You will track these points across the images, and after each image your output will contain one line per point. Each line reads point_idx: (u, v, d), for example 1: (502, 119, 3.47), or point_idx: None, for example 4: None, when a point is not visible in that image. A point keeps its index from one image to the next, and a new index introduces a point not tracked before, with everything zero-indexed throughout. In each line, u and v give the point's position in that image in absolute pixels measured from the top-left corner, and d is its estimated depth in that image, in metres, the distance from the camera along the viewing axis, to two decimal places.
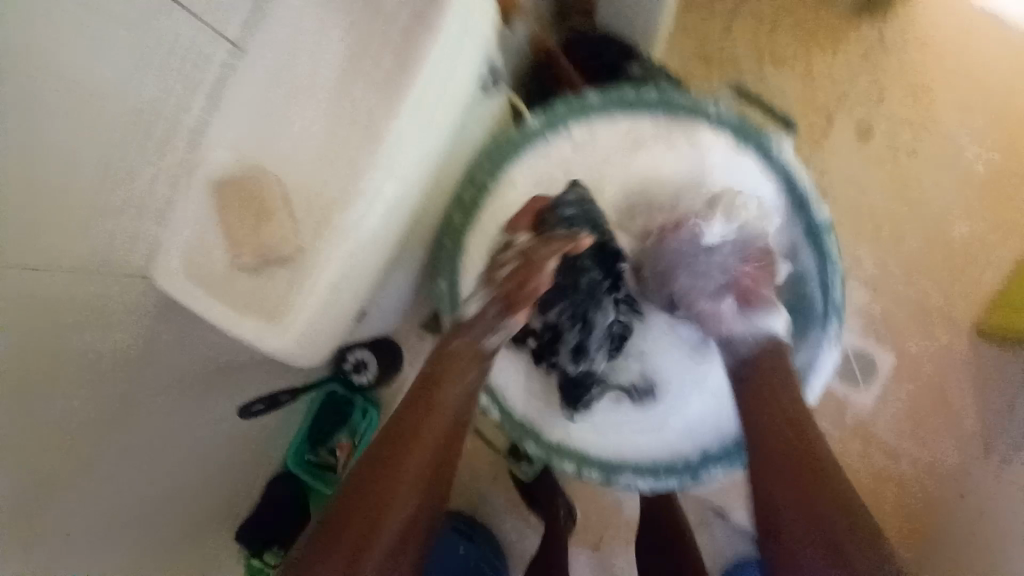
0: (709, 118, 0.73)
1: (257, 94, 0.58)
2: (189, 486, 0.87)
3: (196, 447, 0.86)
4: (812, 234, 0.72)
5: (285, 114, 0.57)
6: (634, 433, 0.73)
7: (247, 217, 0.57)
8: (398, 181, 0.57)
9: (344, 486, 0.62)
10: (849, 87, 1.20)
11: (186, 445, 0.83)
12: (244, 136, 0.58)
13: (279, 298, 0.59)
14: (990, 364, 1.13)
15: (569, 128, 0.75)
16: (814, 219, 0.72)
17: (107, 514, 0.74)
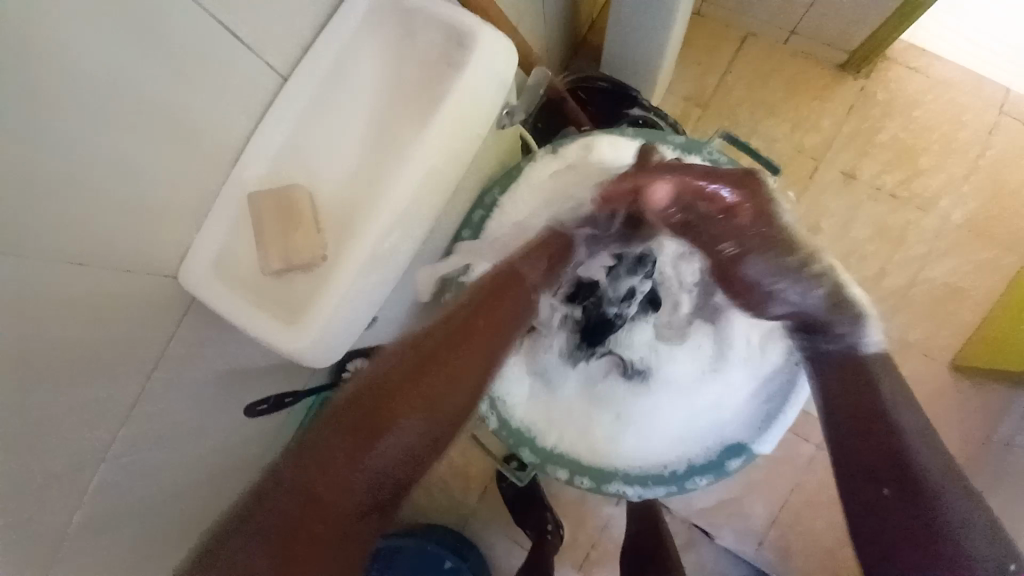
0: (703, 156, 0.79)
1: (300, 116, 0.64)
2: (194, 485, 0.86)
3: (203, 449, 0.84)
4: None
5: (326, 141, 0.66)
6: (622, 441, 0.77)
7: (280, 224, 0.61)
8: (420, 199, 0.62)
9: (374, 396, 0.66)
10: (837, 133, 1.29)
11: (194, 444, 0.82)
12: (283, 153, 0.64)
13: (300, 304, 0.64)
14: (967, 398, 1.19)
15: (572, 158, 0.81)
16: None
17: (109, 511, 0.72)
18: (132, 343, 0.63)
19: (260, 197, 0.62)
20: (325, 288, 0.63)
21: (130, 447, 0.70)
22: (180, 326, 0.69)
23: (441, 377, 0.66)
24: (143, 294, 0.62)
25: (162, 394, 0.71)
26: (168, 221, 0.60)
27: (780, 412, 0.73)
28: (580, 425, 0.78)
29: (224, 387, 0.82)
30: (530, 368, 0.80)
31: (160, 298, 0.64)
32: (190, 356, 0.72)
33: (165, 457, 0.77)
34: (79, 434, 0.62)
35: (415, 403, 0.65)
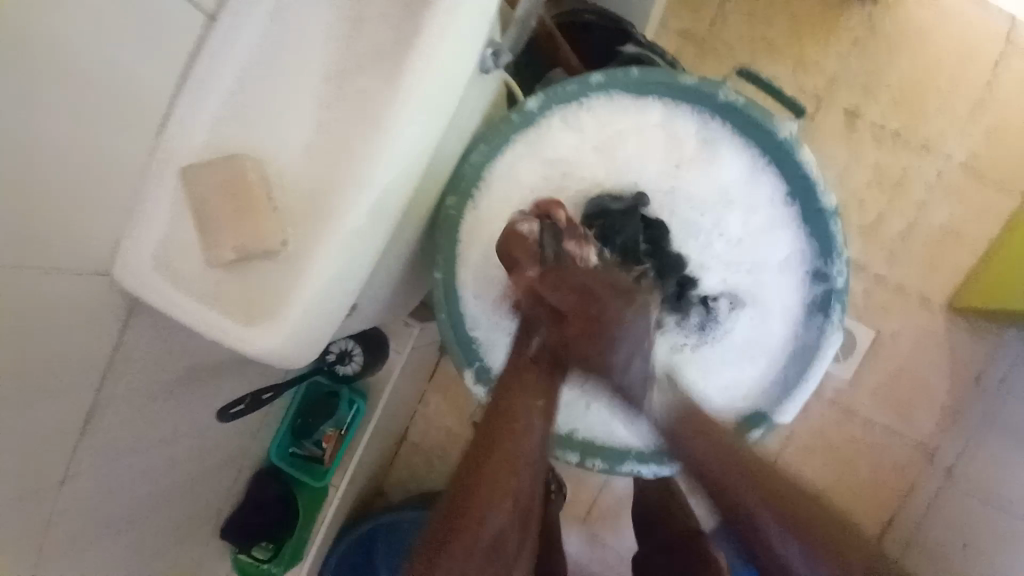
0: (719, 100, 0.68)
1: (236, 77, 0.53)
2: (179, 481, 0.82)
3: (180, 443, 0.77)
4: (815, 281, 0.70)
5: (268, 97, 0.53)
6: (633, 421, 0.72)
7: (227, 207, 0.50)
8: (398, 167, 0.52)
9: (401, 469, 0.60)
10: (841, 68, 1.19)
11: (164, 442, 0.74)
12: (218, 119, 0.53)
13: (259, 304, 0.53)
14: (966, 339, 1.16)
15: (565, 110, 0.71)
16: (827, 268, 0.68)
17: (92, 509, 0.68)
18: (68, 355, 0.55)
19: (199, 174, 0.50)
20: (293, 282, 0.52)
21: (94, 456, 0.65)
22: (126, 332, 0.61)
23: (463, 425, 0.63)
24: (76, 302, 0.54)
25: (127, 396, 0.64)
26: (85, 212, 0.51)
27: (801, 380, 0.69)
28: (594, 408, 0.74)
29: (206, 376, 0.76)
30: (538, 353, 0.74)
31: (98, 300, 0.56)
32: (153, 355, 0.66)
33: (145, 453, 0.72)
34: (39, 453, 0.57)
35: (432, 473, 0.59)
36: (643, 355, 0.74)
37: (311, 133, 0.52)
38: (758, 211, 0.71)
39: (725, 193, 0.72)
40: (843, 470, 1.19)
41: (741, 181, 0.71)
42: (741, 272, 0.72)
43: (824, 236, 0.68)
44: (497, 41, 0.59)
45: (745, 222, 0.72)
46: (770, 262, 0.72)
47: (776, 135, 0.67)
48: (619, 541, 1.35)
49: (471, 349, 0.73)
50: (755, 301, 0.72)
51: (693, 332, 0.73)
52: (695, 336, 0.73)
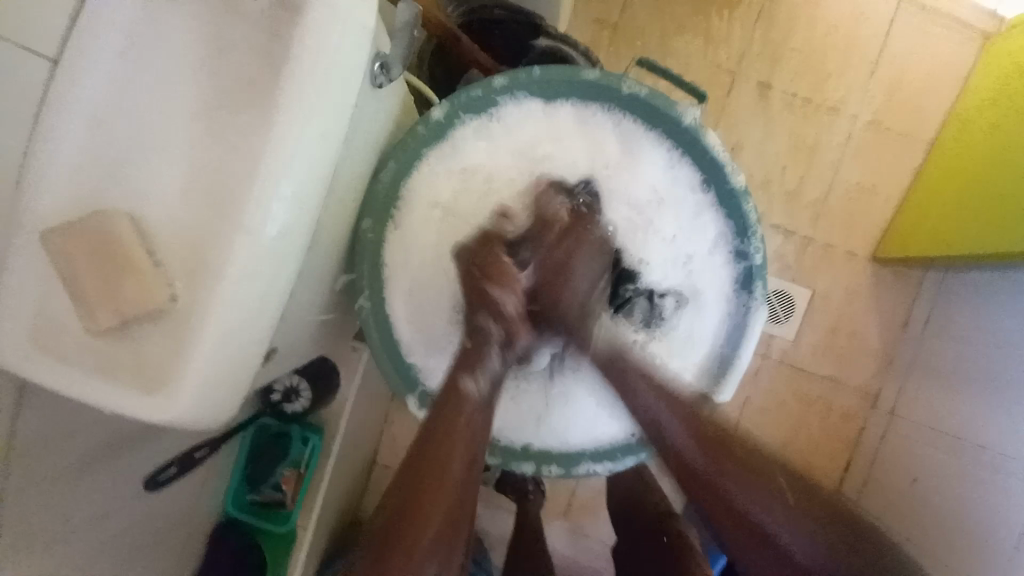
0: (622, 93, 0.69)
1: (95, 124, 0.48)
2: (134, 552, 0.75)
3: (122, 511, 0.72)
4: (741, 261, 0.71)
5: (136, 142, 0.49)
6: (586, 425, 0.72)
7: (101, 269, 0.46)
8: (290, 202, 0.48)
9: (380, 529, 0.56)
10: (747, 43, 1.23)
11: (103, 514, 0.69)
12: (78, 173, 0.48)
13: (157, 367, 0.49)
14: (892, 286, 1.24)
15: (473, 117, 0.70)
16: (747, 248, 0.70)
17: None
18: None
19: (59, 237, 0.46)
20: (187, 341, 0.48)
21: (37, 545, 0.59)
22: (17, 424, 0.54)
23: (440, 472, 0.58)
24: None
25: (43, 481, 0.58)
26: None
27: (735, 357, 0.71)
28: (547, 417, 0.72)
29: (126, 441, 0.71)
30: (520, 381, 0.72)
31: None
32: (61, 429, 0.60)
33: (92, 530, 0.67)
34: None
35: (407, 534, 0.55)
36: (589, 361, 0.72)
37: (190, 178, 0.49)
38: (681, 200, 0.72)
39: (649, 187, 0.72)
40: (797, 424, 1.25)
41: (659, 171, 0.72)
42: (677, 260, 0.72)
43: (739, 216, 0.70)
44: (385, 55, 0.57)
45: (671, 214, 0.72)
46: (699, 246, 0.72)
47: (679, 124, 0.69)
48: (601, 528, 1.35)
49: (411, 375, 0.70)
50: (693, 287, 0.73)
51: (642, 327, 0.73)
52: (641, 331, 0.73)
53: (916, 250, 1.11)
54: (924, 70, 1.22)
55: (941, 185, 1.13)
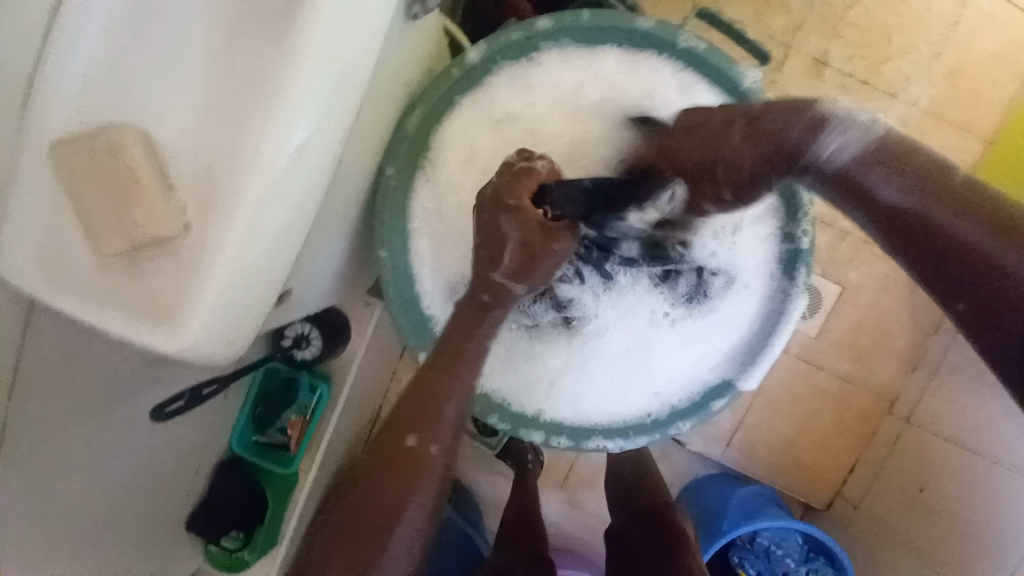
0: (677, 48, 0.64)
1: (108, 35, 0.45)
2: (137, 477, 0.77)
3: (129, 438, 0.73)
4: (787, 251, 0.67)
5: (149, 58, 0.46)
6: (603, 398, 0.70)
7: (111, 188, 0.44)
8: (312, 129, 0.45)
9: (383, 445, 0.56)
10: (807, 12, 1.12)
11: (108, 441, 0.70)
12: (86, 83, 0.45)
13: (164, 298, 0.47)
14: None
15: (511, 62, 0.64)
16: (795, 234, 0.65)
17: (46, 512, 0.64)
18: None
19: (68, 155, 0.44)
20: (196, 274, 0.45)
21: (37, 463, 0.60)
22: (27, 343, 0.55)
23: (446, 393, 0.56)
24: None
25: (48, 401, 0.59)
26: None
27: (766, 344, 0.68)
28: (563, 385, 0.70)
29: (147, 376, 0.71)
30: (540, 342, 0.71)
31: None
32: (75, 357, 0.60)
33: (90, 453, 0.67)
34: None
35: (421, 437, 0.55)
36: (612, 331, 0.70)
37: (207, 98, 0.45)
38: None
39: None
40: (807, 421, 1.18)
41: None
42: (723, 238, 0.68)
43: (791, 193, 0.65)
44: None
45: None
46: (742, 225, 0.68)
47: (736, 85, 0.63)
48: (599, 504, 1.31)
49: (424, 331, 0.67)
50: (734, 267, 0.69)
51: (679, 303, 0.69)
52: (673, 308, 0.69)
53: None
54: (993, 61, 1.12)
55: (1004, 182, 1.04)
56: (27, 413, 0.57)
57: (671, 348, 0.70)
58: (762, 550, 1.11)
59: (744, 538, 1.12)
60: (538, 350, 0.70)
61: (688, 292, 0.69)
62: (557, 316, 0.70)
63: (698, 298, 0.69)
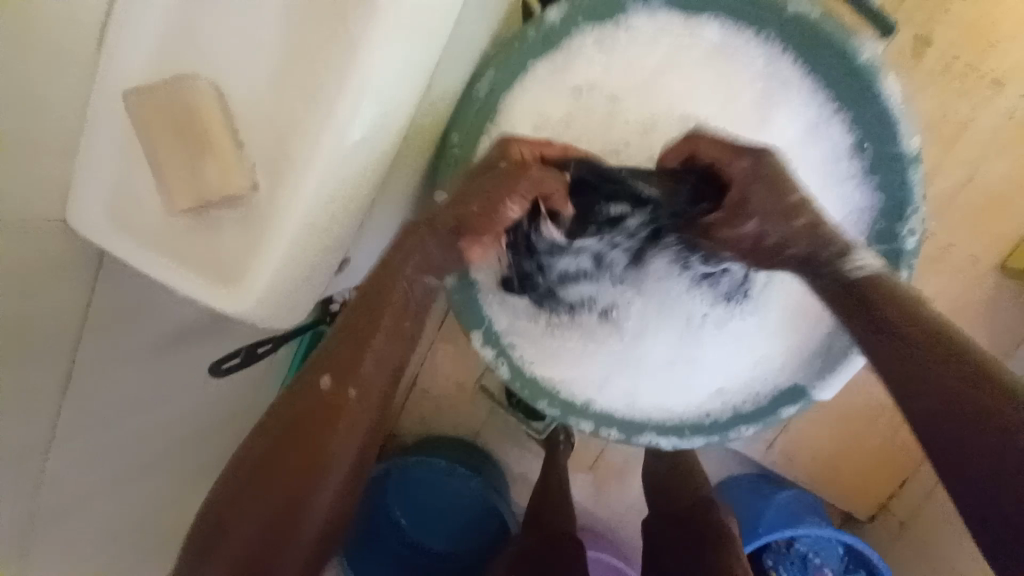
0: (785, 13, 0.56)
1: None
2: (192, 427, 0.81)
3: (181, 392, 0.75)
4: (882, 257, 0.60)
5: (213, 9, 0.43)
6: (658, 394, 0.67)
7: (179, 145, 0.44)
8: (387, 88, 0.42)
9: (311, 393, 0.48)
10: None
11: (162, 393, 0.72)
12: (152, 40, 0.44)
13: (230, 257, 0.46)
14: None
15: (590, 27, 0.59)
16: (894, 242, 0.57)
17: (99, 452, 0.69)
18: (44, 317, 0.55)
19: (138, 102, 0.44)
20: (265, 236, 0.44)
21: (92, 409, 0.65)
22: (95, 292, 0.58)
23: (382, 335, 0.50)
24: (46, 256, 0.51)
25: (110, 349, 0.63)
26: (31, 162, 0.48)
27: (845, 349, 0.62)
28: (613, 377, 0.67)
29: (193, 333, 0.69)
30: (584, 332, 0.67)
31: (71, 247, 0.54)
32: (136, 309, 0.62)
33: (143, 403, 0.70)
34: (27, 401, 0.57)
35: (352, 375, 0.49)
36: (658, 329, 0.66)
37: (275, 51, 0.43)
38: (827, 162, 0.59)
39: (795, 139, 0.60)
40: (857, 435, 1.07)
41: (805, 121, 0.59)
42: None
43: (897, 189, 0.57)
44: None
45: (812, 178, 0.60)
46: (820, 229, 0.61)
47: (850, 60, 0.55)
48: (627, 492, 1.28)
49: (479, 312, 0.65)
50: None
51: (719, 305, 0.64)
52: (723, 309, 0.64)
53: None
54: None
55: None
56: (91, 358, 0.62)
57: (721, 346, 0.66)
58: (799, 555, 1.07)
59: (780, 542, 1.08)
60: (585, 338, 0.67)
61: (744, 288, 0.63)
62: (591, 311, 0.66)
63: (757, 294, 0.64)
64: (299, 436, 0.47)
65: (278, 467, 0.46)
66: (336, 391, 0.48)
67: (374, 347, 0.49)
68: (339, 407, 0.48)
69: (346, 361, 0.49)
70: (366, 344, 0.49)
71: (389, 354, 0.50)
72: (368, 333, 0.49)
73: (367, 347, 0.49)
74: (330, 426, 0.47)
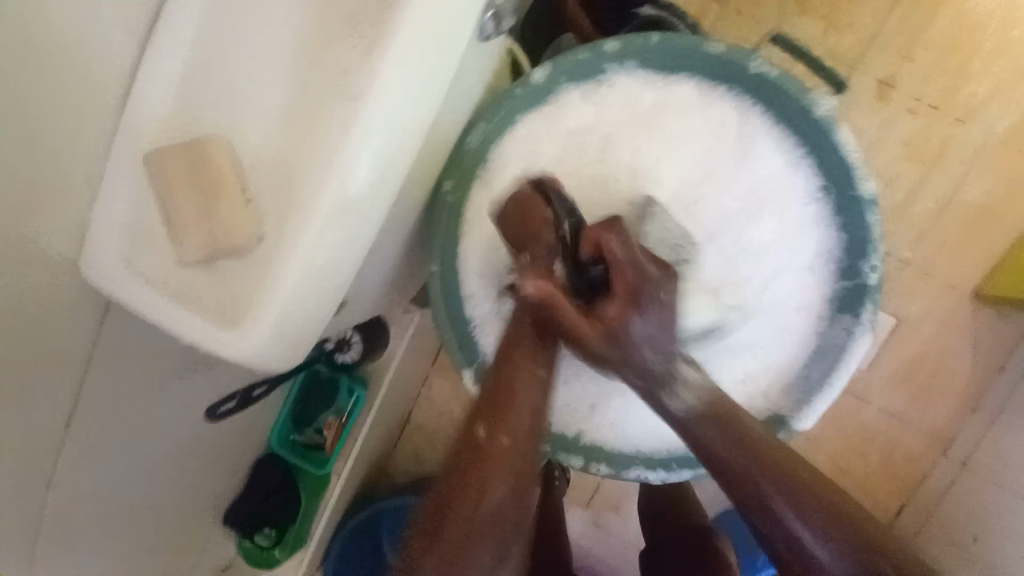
0: (748, 72, 0.61)
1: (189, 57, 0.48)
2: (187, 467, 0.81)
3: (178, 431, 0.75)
4: (853, 293, 0.63)
5: (230, 76, 0.48)
6: (645, 428, 0.68)
7: (192, 199, 0.47)
8: (387, 145, 0.46)
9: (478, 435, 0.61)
10: (881, 26, 1.01)
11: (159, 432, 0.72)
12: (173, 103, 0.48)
13: (236, 301, 0.48)
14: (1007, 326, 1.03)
15: (572, 84, 0.64)
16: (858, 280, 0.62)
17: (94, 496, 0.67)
18: (48, 362, 0.55)
19: (159, 157, 0.47)
20: (271, 281, 0.47)
21: (91, 451, 0.64)
22: (101, 335, 0.59)
23: (526, 382, 0.61)
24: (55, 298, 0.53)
25: (112, 391, 0.63)
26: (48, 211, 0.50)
27: (824, 384, 0.64)
28: (603, 412, 0.69)
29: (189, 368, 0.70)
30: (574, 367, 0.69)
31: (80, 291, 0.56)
32: (138, 350, 0.63)
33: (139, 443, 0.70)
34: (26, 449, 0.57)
35: (509, 417, 0.61)
36: None
37: (286, 115, 0.47)
38: (795, 206, 0.64)
39: (764, 185, 0.64)
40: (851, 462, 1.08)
41: (771, 168, 0.64)
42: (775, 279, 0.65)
43: (858, 228, 0.62)
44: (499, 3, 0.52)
45: (781, 221, 0.64)
46: (792, 268, 0.65)
47: (808, 113, 0.61)
48: (625, 527, 1.27)
49: (470, 348, 0.68)
50: (786, 305, 0.65)
51: None
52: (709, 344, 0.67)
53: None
54: None
55: None
56: (94, 401, 0.62)
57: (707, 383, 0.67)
58: None
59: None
60: (574, 376, 0.69)
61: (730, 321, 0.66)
62: None
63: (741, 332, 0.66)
64: (470, 472, 0.60)
65: (466, 498, 0.59)
66: (496, 429, 0.61)
67: (526, 396, 0.61)
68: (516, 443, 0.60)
69: (500, 408, 0.61)
70: (506, 389, 0.61)
71: (534, 396, 0.61)
72: (513, 384, 0.61)
73: (513, 395, 0.61)
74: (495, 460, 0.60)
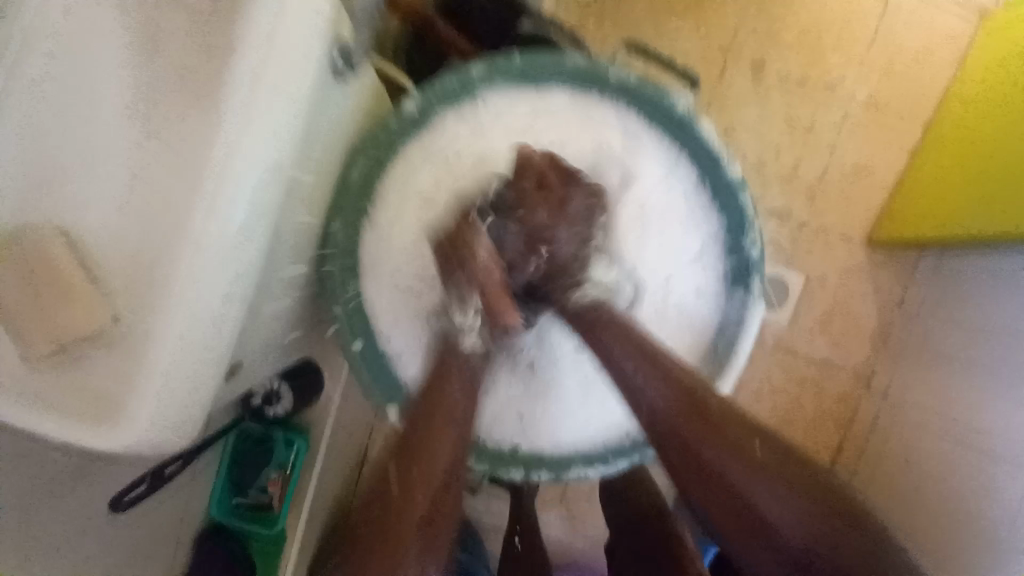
0: (608, 78, 0.65)
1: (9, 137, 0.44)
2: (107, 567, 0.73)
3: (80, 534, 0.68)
4: (742, 268, 0.67)
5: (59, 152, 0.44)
6: (579, 429, 0.70)
7: (25, 291, 0.42)
8: (249, 196, 0.45)
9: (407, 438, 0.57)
10: (743, 13, 1.09)
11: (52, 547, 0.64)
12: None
13: (104, 388, 0.44)
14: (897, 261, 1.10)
15: (446, 110, 0.65)
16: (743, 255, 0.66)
17: None
18: None
19: None
20: (140, 359, 0.44)
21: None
22: None
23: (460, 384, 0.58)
24: None
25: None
26: None
27: (733, 355, 0.68)
28: (538, 421, 0.69)
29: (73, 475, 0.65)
30: (503, 384, 0.69)
31: None
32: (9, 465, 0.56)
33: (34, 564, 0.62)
34: None
35: (441, 419, 0.57)
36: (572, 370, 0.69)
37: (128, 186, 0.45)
38: (679, 195, 0.67)
39: (648, 179, 0.67)
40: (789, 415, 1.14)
41: (651, 164, 0.67)
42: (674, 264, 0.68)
43: (735, 207, 0.66)
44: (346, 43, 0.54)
45: (668, 211, 0.67)
46: (687, 253, 0.68)
47: (669, 108, 0.65)
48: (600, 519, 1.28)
49: (392, 385, 0.66)
50: (688, 288, 0.68)
51: None
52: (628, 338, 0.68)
53: (914, 233, 1.00)
54: (936, 35, 1.08)
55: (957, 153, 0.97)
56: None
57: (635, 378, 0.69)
58: None
59: None
60: (505, 392, 0.69)
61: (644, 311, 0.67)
62: (509, 366, 0.68)
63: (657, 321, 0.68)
64: (399, 476, 0.56)
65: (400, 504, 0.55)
66: (429, 431, 0.56)
67: (458, 396, 0.57)
68: (448, 442, 0.56)
69: (431, 412, 0.57)
70: (440, 389, 0.57)
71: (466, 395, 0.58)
72: (445, 382, 0.57)
73: (442, 400, 0.57)
74: (428, 463, 0.56)
